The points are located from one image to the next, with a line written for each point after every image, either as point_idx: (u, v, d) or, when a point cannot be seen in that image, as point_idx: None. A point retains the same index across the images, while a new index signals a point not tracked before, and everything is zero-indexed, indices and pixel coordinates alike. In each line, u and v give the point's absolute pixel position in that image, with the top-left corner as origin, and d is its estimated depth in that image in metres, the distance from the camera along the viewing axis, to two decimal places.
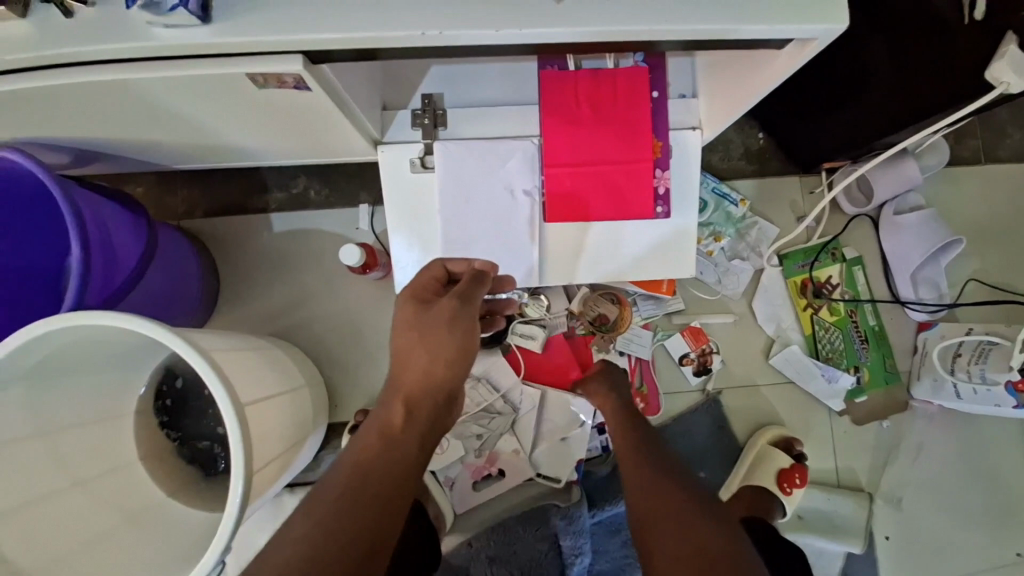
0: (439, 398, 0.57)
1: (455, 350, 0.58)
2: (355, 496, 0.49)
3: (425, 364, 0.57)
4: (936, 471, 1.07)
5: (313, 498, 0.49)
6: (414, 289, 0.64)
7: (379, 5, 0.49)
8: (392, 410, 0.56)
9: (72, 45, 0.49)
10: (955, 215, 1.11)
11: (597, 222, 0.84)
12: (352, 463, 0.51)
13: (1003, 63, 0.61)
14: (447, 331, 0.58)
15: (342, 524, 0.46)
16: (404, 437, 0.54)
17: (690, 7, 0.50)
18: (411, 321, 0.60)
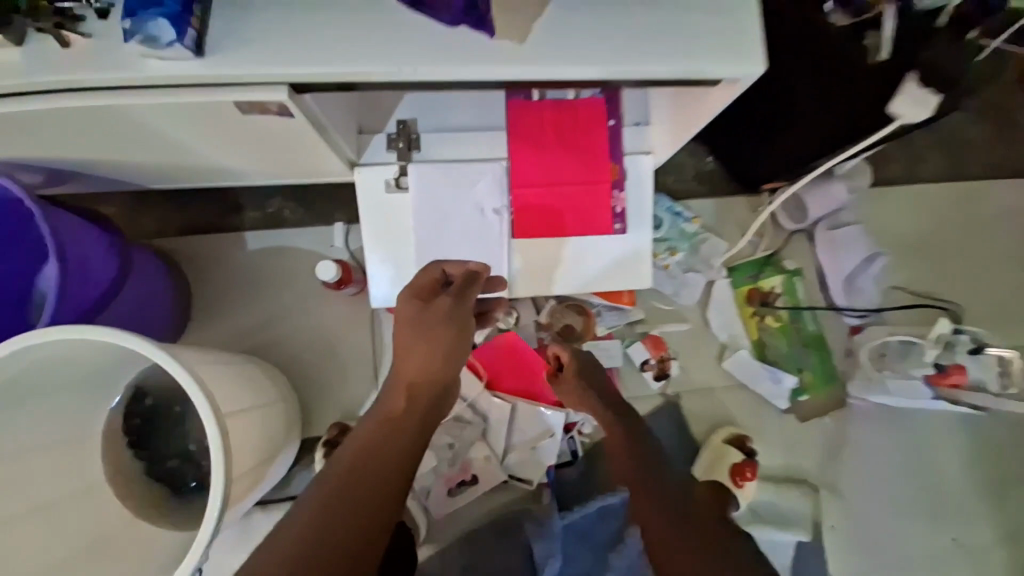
0: (436, 387, 0.68)
1: (449, 345, 0.70)
2: (359, 469, 0.58)
3: (425, 356, 0.68)
4: (875, 465, 1.16)
5: (325, 472, 0.59)
6: (415, 286, 0.72)
7: (360, 42, 0.54)
8: (396, 398, 0.66)
9: (68, 72, 0.53)
10: (880, 231, 1.24)
11: (570, 238, 0.90)
12: (361, 442, 0.61)
13: (906, 96, 0.72)
14: (444, 328, 0.69)
15: (355, 500, 0.56)
16: (405, 419, 0.64)
17: (634, 52, 0.57)
18: (412, 319, 0.69)
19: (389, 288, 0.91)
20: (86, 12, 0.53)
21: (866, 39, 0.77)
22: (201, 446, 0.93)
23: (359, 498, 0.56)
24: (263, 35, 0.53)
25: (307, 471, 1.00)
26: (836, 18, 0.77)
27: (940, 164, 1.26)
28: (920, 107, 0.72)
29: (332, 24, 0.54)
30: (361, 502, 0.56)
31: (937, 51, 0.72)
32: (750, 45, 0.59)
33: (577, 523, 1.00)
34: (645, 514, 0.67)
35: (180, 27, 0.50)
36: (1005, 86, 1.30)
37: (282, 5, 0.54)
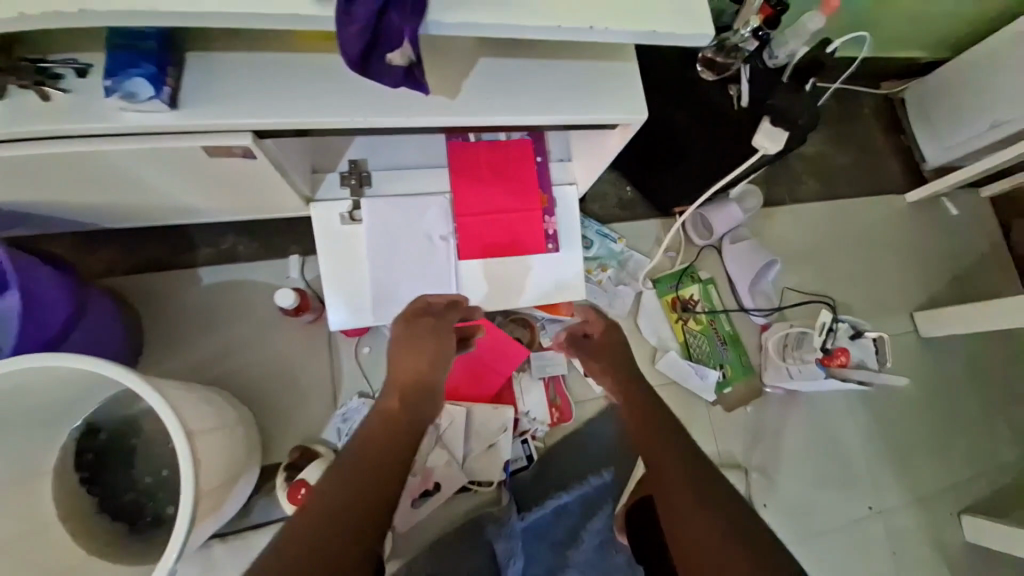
0: (424, 387, 0.82)
1: (434, 353, 0.85)
2: (368, 459, 0.70)
3: (414, 364, 0.83)
4: (791, 445, 1.33)
5: (338, 466, 0.69)
6: (403, 314, 0.89)
7: (320, 97, 0.64)
8: (391, 396, 0.80)
9: (45, 122, 0.59)
10: (774, 243, 1.46)
11: (532, 259, 1.03)
12: (367, 436, 0.73)
13: (762, 133, 0.92)
14: (429, 340, 0.86)
15: (363, 486, 0.66)
16: (401, 416, 0.77)
17: (547, 104, 0.71)
18: (402, 337, 0.86)
19: (346, 312, 0.98)
20: (65, 70, 0.61)
21: (730, 90, 0.95)
22: (158, 478, 0.92)
23: (370, 473, 0.68)
24: (232, 92, 0.62)
25: (269, 497, 1.02)
26: (706, 75, 0.96)
27: (815, 185, 1.52)
28: (773, 140, 0.92)
29: (293, 83, 0.64)
30: (371, 477, 0.68)
31: (780, 97, 0.91)
32: (633, 98, 0.74)
33: (536, 522, 1.08)
34: (671, 496, 0.74)
35: (158, 85, 0.58)
36: (860, 122, 1.59)
37: (248, 68, 0.63)
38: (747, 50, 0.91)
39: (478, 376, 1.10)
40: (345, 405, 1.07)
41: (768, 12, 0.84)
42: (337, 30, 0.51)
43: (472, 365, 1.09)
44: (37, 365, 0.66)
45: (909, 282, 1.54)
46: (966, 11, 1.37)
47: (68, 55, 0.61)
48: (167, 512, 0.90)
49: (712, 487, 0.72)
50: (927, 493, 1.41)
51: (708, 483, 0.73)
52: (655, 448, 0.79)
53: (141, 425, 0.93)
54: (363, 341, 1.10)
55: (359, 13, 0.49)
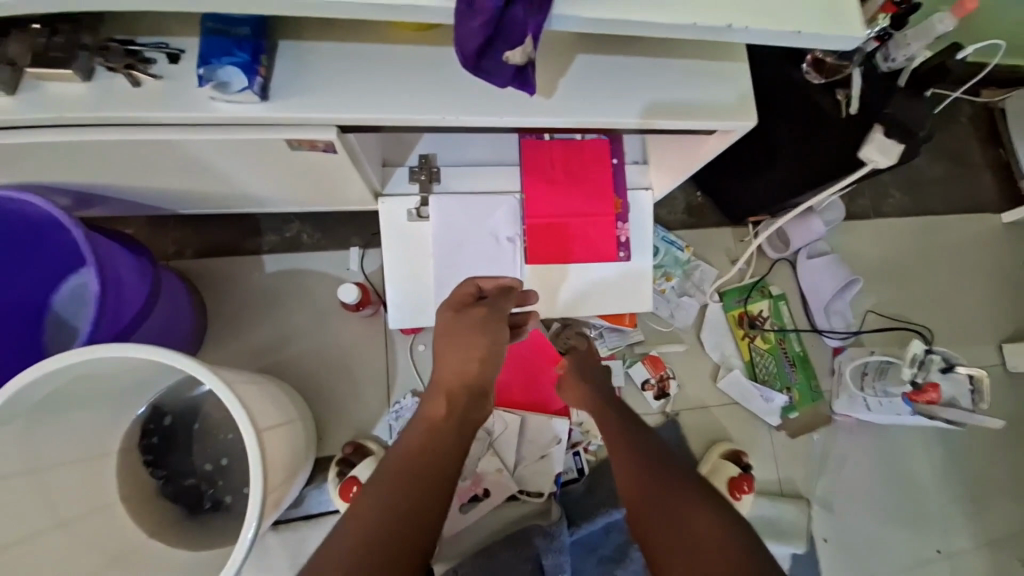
0: (473, 390, 0.76)
1: (484, 348, 0.79)
2: (411, 467, 0.64)
3: (462, 358, 0.77)
4: (857, 477, 1.25)
5: (379, 473, 0.64)
6: (452, 301, 0.84)
7: (413, 92, 0.61)
8: (436, 400, 0.73)
9: (135, 109, 0.57)
10: (854, 259, 1.35)
11: (573, 264, 0.97)
12: (411, 443, 0.68)
13: (872, 145, 0.82)
14: (479, 333, 0.79)
15: (410, 497, 0.61)
16: (448, 422, 0.70)
17: (649, 107, 0.65)
18: (448, 327, 0.80)
19: (407, 311, 0.96)
20: (155, 55, 0.58)
21: (837, 96, 0.86)
22: (217, 465, 0.94)
23: (419, 483, 0.63)
24: (324, 84, 0.60)
25: (320, 489, 1.02)
26: (812, 76, 0.87)
27: (903, 199, 1.40)
28: (884, 153, 0.82)
29: (386, 77, 0.61)
30: (418, 486, 0.62)
31: (896, 107, 0.80)
32: (742, 103, 0.67)
33: (585, 536, 1.05)
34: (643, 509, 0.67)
35: (251, 74, 0.56)
36: (956, 131, 1.45)
37: (340, 57, 0.60)
38: (864, 50, 0.82)
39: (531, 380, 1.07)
40: (398, 402, 1.06)
41: (892, 10, 0.75)
42: (454, 25, 0.47)
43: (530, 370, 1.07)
44: (111, 355, 0.65)
45: (1000, 309, 1.41)
46: None
47: (158, 38, 0.59)
48: (225, 501, 0.92)
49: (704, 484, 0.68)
50: (1009, 541, 1.30)
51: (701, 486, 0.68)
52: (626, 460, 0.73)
53: (202, 410, 0.95)
54: (418, 340, 1.09)
55: (485, 3, 0.45)
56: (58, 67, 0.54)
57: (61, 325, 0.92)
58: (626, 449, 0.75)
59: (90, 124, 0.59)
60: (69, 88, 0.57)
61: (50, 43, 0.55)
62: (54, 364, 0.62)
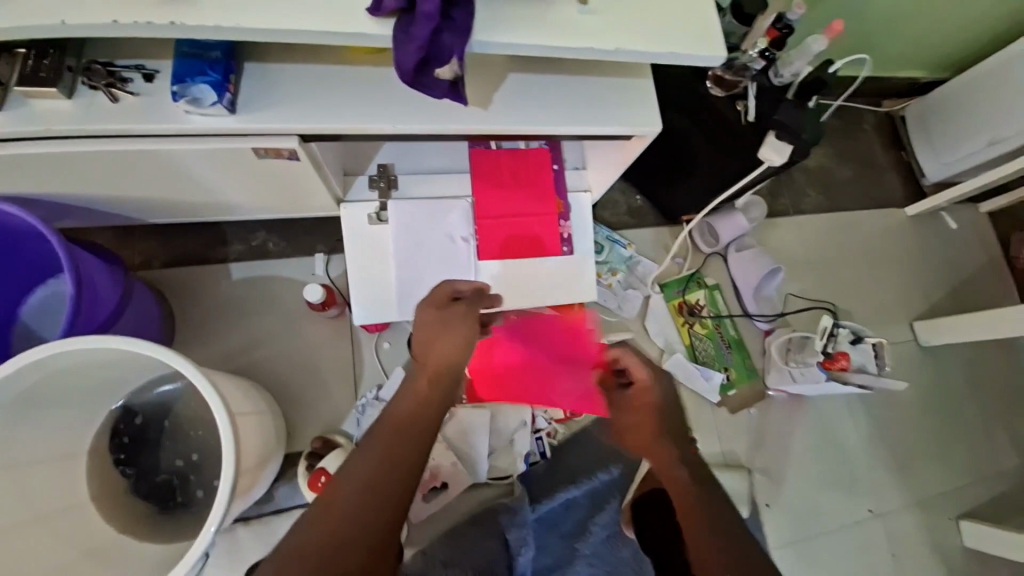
0: (454, 372, 0.84)
1: (463, 338, 0.88)
2: (403, 431, 0.72)
3: (446, 348, 0.85)
4: (792, 447, 1.38)
5: (372, 434, 0.72)
6: (433, 299, 0.92)
7: (369, 106, 0.70)
8: (423, 378, 0.81)
9: (114, 121, 0.64)
10: (778, 252, 1.51)
11: (549, 257, 1.07)
12: (401, 413, 0.75)
13: (767, 147, 0.98)
14: (460, 326, 0.89)
15: (402, 455, 0.68)
16: (432, 397, 0.79)
17: (572, 116, 0.77)
18: (434, 320, 0.88)
19: (371, 307, 1.02)
20: (133, 75, 0.66)
21: (738, 106, 1.00)
22: (188, 462, 0.96)
23: (407, 443, 0.70)
24: (288, 99, 0.68)
25: (290, 484, 1.06)
26: (715, 91, 1.01)
27: (818, 197, 1.58)
28: (778, 152, 0.97)
29: (343, 93, 0.70)
30: (406, 448, 0.69)
31: (783, 114, 0.96)
32: (647, 113, 0.80)
33: (546, 513, 1.12)
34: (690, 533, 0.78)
35: (221, 91, 0.64)
36: (860, 138, 1.66)
37: (301, 76, 0.69)
38: (754, 68, 0.98)
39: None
40: (364, 397, 1.12)
41: (774, 35, 0.93)
42: (394, 48, 0.57)
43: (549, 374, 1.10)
44: (84, 348, 0.70)
45: (908, 292, 1.59)
46: (964, 34, 1.44)
47: (136, 60, 0.66)
48: (196, 496, 0.93)
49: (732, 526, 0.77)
50: (928, 498, 1.45)
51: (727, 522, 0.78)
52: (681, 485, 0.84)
53: (174, 408, 0.97)
54: (383, 337, 1.16)
55: (417, 34, 0.55)
56: (44, 86, 0.61)
57: (29, 334, 0.95)
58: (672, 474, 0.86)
59: (70, 136, 0.66)
60: (52, 105, 0.64)
61: (38, 64, 0.62)
62: (29, 357, 0.67)
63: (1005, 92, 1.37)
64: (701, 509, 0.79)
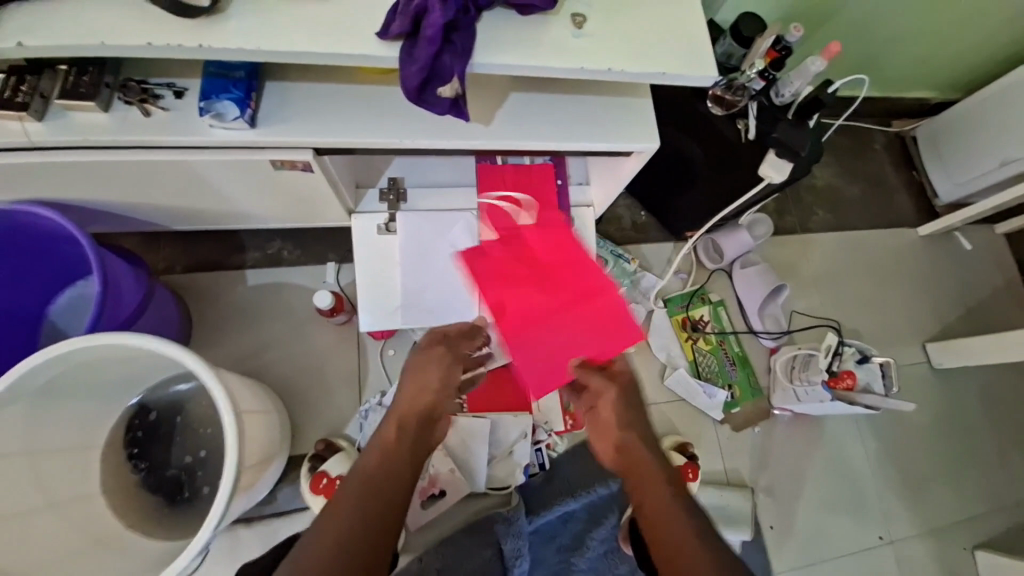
0: (427, 415, 0.83)
1: (440, 380, 0.88)
2: (372, 484, 0.71)
3: (418, 392, 0.85)
4: (798, 467, 1.35)
5: (347, 482, 0.72)
6: (423, 342, 0.94)
7: (379, 122, 0.74)
8: (389, 427, 0.80)
9: (143, 133, 0.69)
10: (784, 269, 1.51)
11: None
12: (374, 463, 0.74)
13: (768, 163, 1.01)
14: (437, 368, 0.89)
15: (377, 504, 0.69)
16: (399, 449, 0.77)
17: (572, 133, 0.80)
18: (412, 362, 0.90)
19: (377, 314, 1.04)
20: (164, 92, 0.71)
21: (738, 125, 1.03)
22: (196, 458, 0.99)
23: (380, 495, 0.70)
24: (303, 114, 0.73)
25: (293, 486, 1.09)
26: (715, 110, 1.04)
27: (826, 216, 1.58)
28: (777, 169, 1.00)
29: (354, 109, 0.74)
30: (384, 498, 0.70)
31: (782, 132, 0.98)
32: (647, 129, 0.83)
33: (544, 526, 1.11)
34: (663, 521, 0.71)
35: (243, 107, 0.68)
36: (868, 158, 1.66)
37: (317, 94, 0.74)
38: (754, 88, 1.00)
39: (546, 285, 1.00)
40: (368, 401, 1.14)
41: (774, 55, 0.95)
42: (400, 68, 0.61)
43: (573, 329, 0.97)
44: (102, 343, 0.74)
45: (920, 313, 1.57)
46: (970, 57, 1.45)
47: (167, 79, 0.72)
48: (202, 492, 0.96)
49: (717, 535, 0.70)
50: (942, 526, 1.40)
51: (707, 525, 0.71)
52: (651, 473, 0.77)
53: (186, 406, 1.01)
54: (388, 345, 1.19)
55: (422, 55, 0.59)
56: (83, 100, 0.67)
57: (56, 331, 1.00)
58: (658, 499, 0.74)
59: (105, 146, 0.71)
60: (88, 117, 0.69)
61: (78, 80, 0.67)
62: (54, 350, 0.71)
63: (1014, 113, 1.37)
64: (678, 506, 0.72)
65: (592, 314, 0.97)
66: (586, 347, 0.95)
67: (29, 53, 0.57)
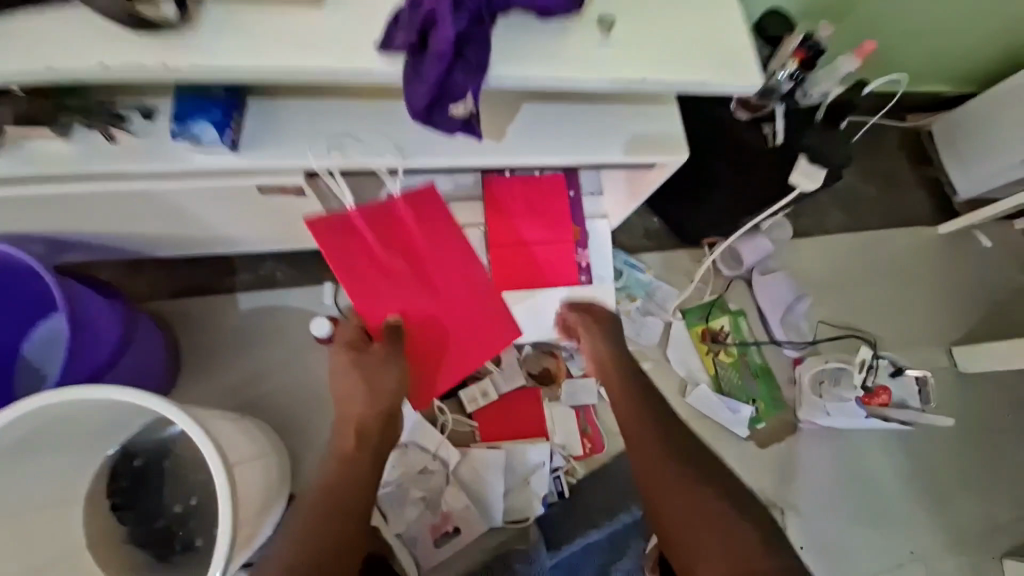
0: (382, 417, 0.79)
1: (389, 379, 0.79)
2: (325, 505, 0.70)
3: (364, 397, 0.79)
4: (825, 482, 1.29)
5: (301, 503, 0.72)
6: (346, 341, 0.82)
7: (378, 142, 0.67)
8: (347, 435, 0.78)
9: (114, 162, 0.61)
10: (803, 274, 1.44)
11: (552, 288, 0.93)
12: (323, 481, 0.73)
13: (800, 171, 0.93)
14: (378, 368, 0.79)
15: (325, 526, 0.68)
16: (357, 461, 0.75)
17: (588, 145, 0.72)
18: (349, 366, 0.80)
19: None
20: (134, 113, 0.63)
21: (764, 130, 0.97)
22: (187, 507, 0.92)
23: (330, 516, 0.69)
24: (289, 134, 0.65)
25: None
26: (740, 114, 0.97)
27: (845, 215, 1.51)
28: (810, 178, 0.93)
29: (351, 125, 0.67)
30: (332, 522, 0.69)
31: (813, 139, 0.94)
32: (672, 139, 0.75)
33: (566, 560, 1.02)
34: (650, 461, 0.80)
35: (223, 129, 0.61)
36: (887, 153, 1.58)
37: (306, 111, 0.66)
38: (781, 90, 0.93)
39: (428, 288, 0.80)
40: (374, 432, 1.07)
41: (803, 56, 0.89)
42: (404, 86, 0.54)
43: (466, 329, 0.82)
44: (76, 398, 0.66)
45: (944, 315, 1.50)
46: (992, 47, 1.38)
47: (136, 98, 0.63)
48: (196, 543, 0.90)
49: (700, 469, 0.79)
50: (972, 538, 1.35)
51: (691, 459, 0.80)
52: (635, 420, 0.85)
53: (174, 449, 0.93)
54: None
55: (427, 74, 0.52)
56: (38, 126, 0.59)
57: (32, 371, 0.92)
58: (645, 443, 0.82)
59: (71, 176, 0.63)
60: (49, 145, 0.61)
61: (35, 103, 0.58)
62: (22, 408, 0.63)
63: None
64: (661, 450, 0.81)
65: (484, 312, 0.83)
66: (476, 353, 0.82)
67: None
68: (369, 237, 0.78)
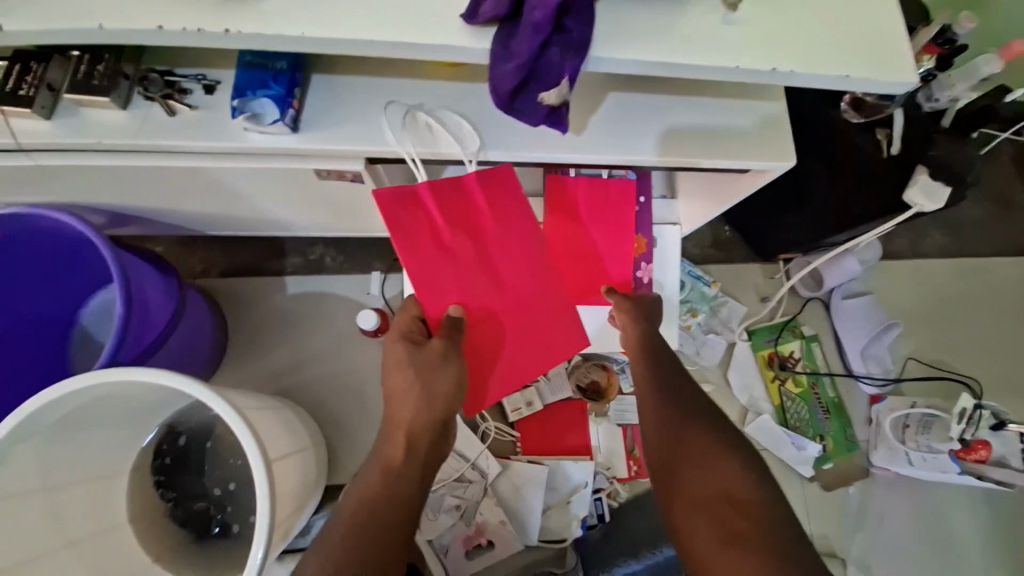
0: (435, 422, 0.66)
1: (446, 380, 0.66)
2: (364, 520, 0.59)
3: (416, 399, 0.65)
4: (899, 538, 1.15)
5: (340, 513, 0.61)
6: (398, 330, 0.68)
7: (447, 130, 0.61)
8: (393, 441, 0.65)
9: (172, 137, 0.58)
10: (889, 301, 1.29)
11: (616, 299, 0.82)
12: (362, 493, 0.61)
13: (917, 187, 0.79)
14: (435, 368, 0.65)
15: (364, 543, 0.57)
16: (404, 473, 0.63)
17: (679, 144, 0.64)
18: (402, 361, 0.66)
19: None
20: (193, 86, 0.59)
21: (877, 135, 0.85)
22: (225, 491, 0.93)
23: (372, 534, 0.58)
24: (352, 115, 0.60)
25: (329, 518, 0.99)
26: (849, 115, 0.86)
27: (943, 238, 1.34)
28: (930, 197, 0.78)
29: (419, 108, 0.61)
30: (373, 543, 0.57)
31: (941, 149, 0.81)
32: (778, 139, 0.65)
33: None
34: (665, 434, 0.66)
35: (284, 107, 0.56)
36: (998, 172, 1.39)
37: (371, 92, 0.61)
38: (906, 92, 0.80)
39: (494, 275, 0.69)
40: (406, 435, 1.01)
41: (934, 52, 0.77)
42: (490, 64, 0.47)
43: (531, 329, 0.70)
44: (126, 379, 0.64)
45: None
46: None
47: (196, 70, 0.60)
48: (233, 529, 0.90)
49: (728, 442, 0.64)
50: None
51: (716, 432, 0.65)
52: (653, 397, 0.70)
53: (217, 430, 0.96)
54: None
55: (520, 49, 0.46)
56: (96, 94, 0.56)
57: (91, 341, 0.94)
58: (663, 423, 0.67)
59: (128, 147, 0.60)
60: (106, 114, 0.58)
61: (92, 70, 0.56)
62: (72, 385, 0.62)
63: None
64: (686, 426, 0.66)
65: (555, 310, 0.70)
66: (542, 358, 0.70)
67: (13, 39, 0.46)
68: (435, 214, 0.68)
